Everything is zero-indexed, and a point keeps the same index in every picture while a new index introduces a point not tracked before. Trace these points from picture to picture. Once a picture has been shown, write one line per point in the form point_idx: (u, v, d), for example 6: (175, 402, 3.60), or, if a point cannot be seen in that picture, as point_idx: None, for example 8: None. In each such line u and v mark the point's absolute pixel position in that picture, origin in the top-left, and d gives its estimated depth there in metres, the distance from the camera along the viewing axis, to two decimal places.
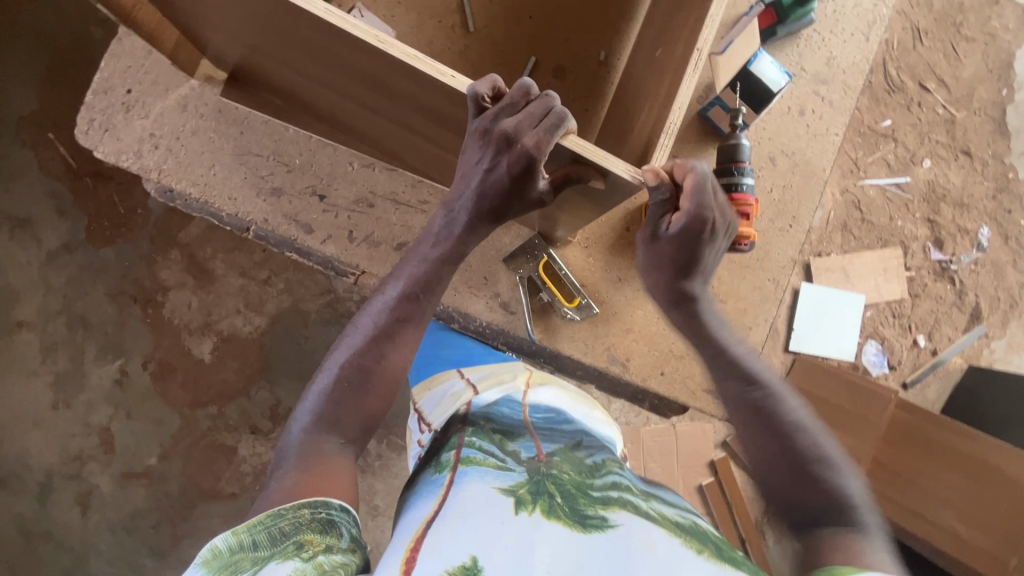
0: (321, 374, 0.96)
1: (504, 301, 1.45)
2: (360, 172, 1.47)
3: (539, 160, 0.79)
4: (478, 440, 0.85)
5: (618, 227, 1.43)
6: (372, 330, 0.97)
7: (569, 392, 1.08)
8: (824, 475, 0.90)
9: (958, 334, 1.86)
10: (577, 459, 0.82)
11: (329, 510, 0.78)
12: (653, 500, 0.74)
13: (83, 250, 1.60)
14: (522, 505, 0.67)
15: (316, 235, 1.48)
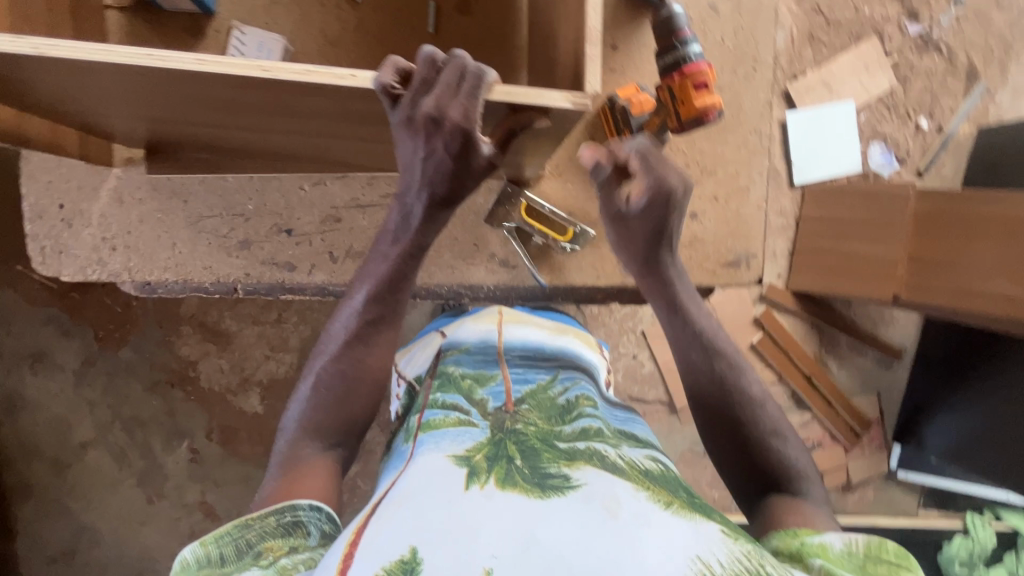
0: (303, 386, 0.92)
1: (503, 259, 1.46)
2: (314, 193, 1.47)
3: (473, 129, 0.76)
4: (443, 394, 0.89)
5: (583, 140, 1.42)
6: (351, 333, 0.91)
7: (549, 328, 1.11)
8: (774, 445, 0.93)
9: (959, 101, 1.78)
10: (549, 403, 0.85)
11: (297, 510, 0.73)
12: (622, 446, 0.76)
13: (104, 358, 1.64)
14: (474, 479, 0.66)
15: (301, 268, 1.49)
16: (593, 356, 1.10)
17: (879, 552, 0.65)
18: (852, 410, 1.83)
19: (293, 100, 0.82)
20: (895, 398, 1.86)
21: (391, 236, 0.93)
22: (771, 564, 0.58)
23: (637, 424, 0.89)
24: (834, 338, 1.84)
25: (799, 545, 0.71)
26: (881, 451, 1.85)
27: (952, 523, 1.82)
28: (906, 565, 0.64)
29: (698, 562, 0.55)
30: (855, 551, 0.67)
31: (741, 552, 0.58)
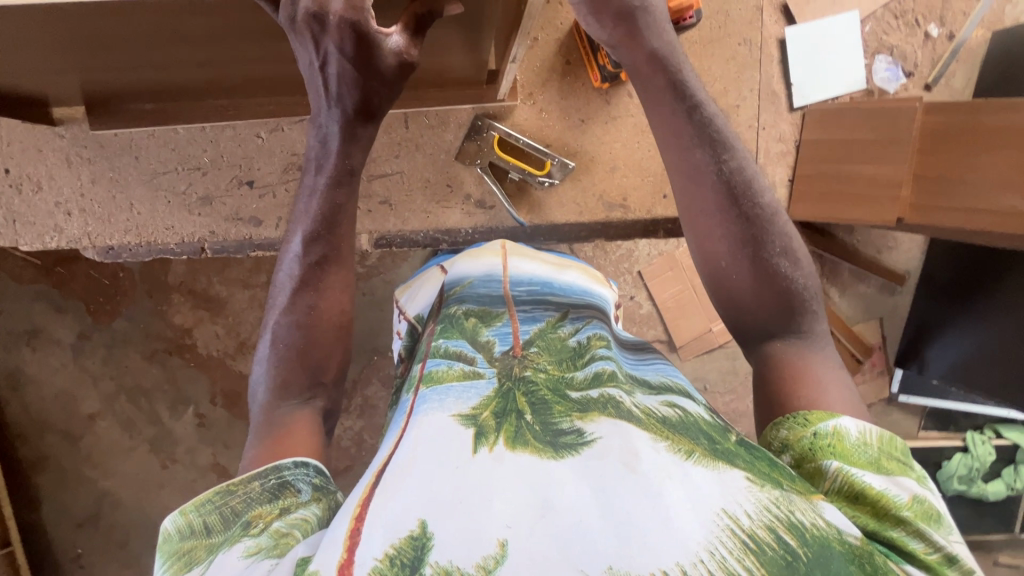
0: (261, 344, 0.84)
1: (479, 199, 1.18)
2: (272, 138, 1.09)
3: (363, 19, 0.69)
4: (445, 338, 0.81)
5: (561, 49, 1.13)
6: (299, 279, 0.84)
7: (552, 264, 1.04)
8: (784, 272, 0.79)
9: (973, 3, 1.64)
10: (558, 345, 0.80)
11: (281, 473, 0.68)
12: (637, 392, 0.70)
13: (99, 331, 1.63)
14: (482, 439, 0.62)
15: (266, 223, 1.13)
16: (601, 291, 1.03)
17: (891, 451, 0.63)
18: (853, 338, 1.81)
19: (239, 38, 0.76)
20: (897, 324, 1.85)
21: (322, 167, 0.84)
22: (800, 506, 0.55)
23: (653, 364, 0.82)
24: (835, 268, 1.82)
25: (811, 439, 0.65)
26: (881, 376, 1.86)
27: (954, 442, 1.85)
28: (911, 464, 0.63)
29: (725, 517, 0.52)
30: (870, 444, 0.63)
31: (769, 501, 0.54)
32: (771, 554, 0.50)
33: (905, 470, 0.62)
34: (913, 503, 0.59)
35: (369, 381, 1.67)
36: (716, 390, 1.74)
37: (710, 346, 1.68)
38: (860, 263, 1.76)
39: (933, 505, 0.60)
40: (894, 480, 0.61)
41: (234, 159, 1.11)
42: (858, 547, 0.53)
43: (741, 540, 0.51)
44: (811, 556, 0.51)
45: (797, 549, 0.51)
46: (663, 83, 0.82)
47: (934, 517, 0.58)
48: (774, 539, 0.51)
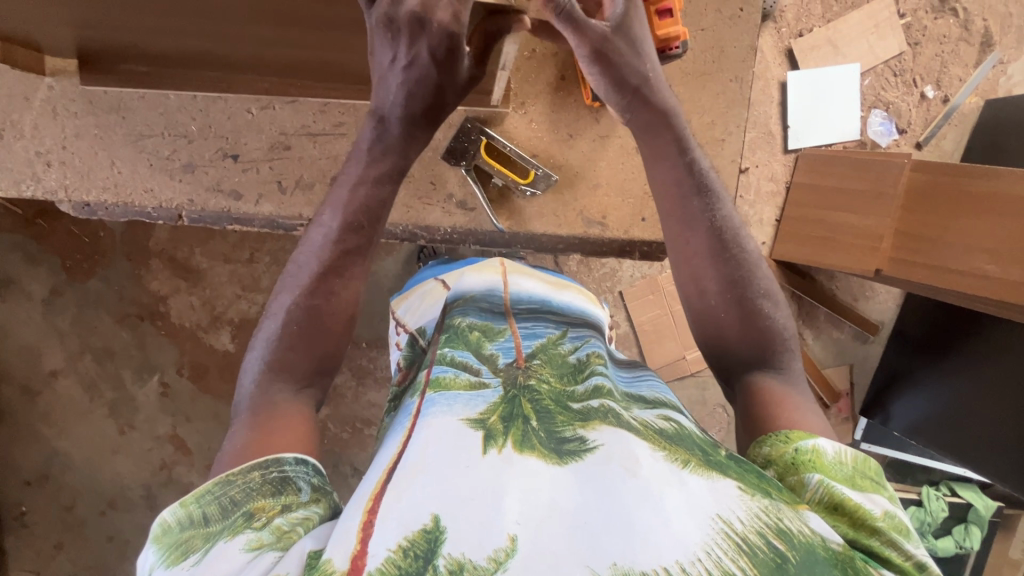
0: (263, 324, 0.78)
1: (461, 200, 1.12)
2: (262, 116, 1.09)
3: (461, 35, 0.70)
4: (450, 348, 0.76)
5: (552, 76, 1.10)
6: (324, 263, 0.79)
7: (551, 280, 0.98)
8: (767, 313, 0.79)
9: (970, 71, 1.70)
10: (559, 360, 0.76)
11: (282, 468, 0.63)
12: (634, 407, 0.69)
13: (72, 288, 1.61)
14: (492, 441, 0.60)
15: (247, 197, 1.11)
16: (595, 313, 0.96)
17: (866, 469, 0.63)
18: (823, 382, 1.82)
19: (237, 17, 0.77)
20: (866, 373, 1.87)
21: (376, 155, 0.82)
22: (788, 513, 0.54)
23: (646, 381, 0.79)
24: (812, 311, 1.84)
25: (793, 454, 0.64)
26: (846, 423, 1.88)
27: (909, 494, 1.86)
28: (885, 483, 0.63)
29: (720, 521, 0.52)
30: (846, 462, 0.63)
31: (760, 508, 0.54)
32: (762, 556, 0.50)
33: (880, 487, 0.62)
34: (885, 516, 0.58)
35: (339, 370, 1.65)
36: None
37: (682, 373, 1.69)
38: (836, 308, 1.79)
39: (903, 520, 0.59)
40: (868, 495, 0.60)
41: (222, 131, 1.09)
42: (840, 553, 0.53)
43: (736, 544, 0.50)
44: (798, 560, 0.50)
45: (787, 555, 0.50)
46: (666, 138, 0.83)
47: (906, 532, 0.58)
48: (766, 544, 0.51)
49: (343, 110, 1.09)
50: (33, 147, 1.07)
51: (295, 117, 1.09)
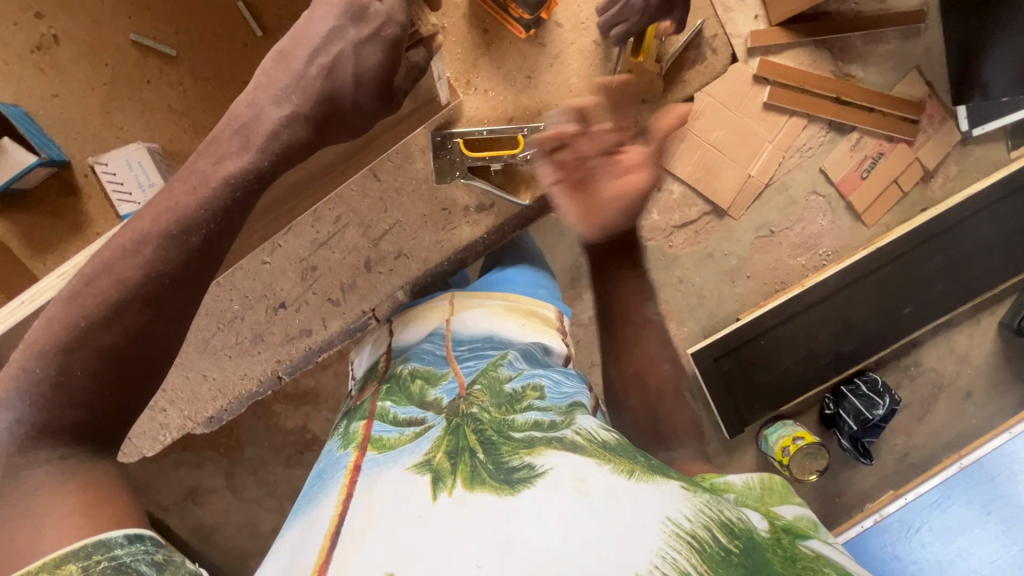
0: (24, 357, 0.61)
1: (478, 203, 0.90)
2: (277, 255, 0.91)
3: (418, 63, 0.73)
4: (393, 405, 0.72)
5: None
6: (92, 311, 0.62)
7: (496, 311, 0.91)
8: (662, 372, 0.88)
9: None
10: (497, 388, 0.70)
11: (114, 553, 0.51)
12: (576, 418, 0.65)
13: (242, 464, 1.66)
14: (440, 484, 0.53)
15: (319, 326, 0.96)
16: (542, 340, 0.88)
17: (773, 485, 0.71)
18: (901, 103, 1.58)
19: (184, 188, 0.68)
20: (936, 61, 1.59)
21: (233, 150, 0.69)
22: (727, 507, 0.57)
23: (581, 390, 0.80)
24: (847, 43, 1.58)
25: (708, 485, 0.72)
26: (946, 122, 1.61)
27: None
28: (790, 492, 0.71)
29: (670, 524, 0.50)
30: (754, 486, 0.70)
31: (702, 503, 0.55)
32: (712, 550, 0.49)
33: (789, 496, 0.70)
34: (797, 518, 0.66)
35: None
36: (785, 228, 1.66)
37: (756, 190, 1.61)
38: (867, 26, 1.54)
39: (811, 518, 0.67)
40: (777, 507, 0.68)
41: (255, 291, 0.93)
42: (768, 539, 0.56)
43: (688, 542, 0.49)
44: (740, 549, 0.51)
45: (731, 549, 0.51)
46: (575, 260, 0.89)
47: (816, 527, 0.66)
48: (712, 537, 0.51)
49: (332, 203, 0.89)
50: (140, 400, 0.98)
51: (301, 236, 0.91)
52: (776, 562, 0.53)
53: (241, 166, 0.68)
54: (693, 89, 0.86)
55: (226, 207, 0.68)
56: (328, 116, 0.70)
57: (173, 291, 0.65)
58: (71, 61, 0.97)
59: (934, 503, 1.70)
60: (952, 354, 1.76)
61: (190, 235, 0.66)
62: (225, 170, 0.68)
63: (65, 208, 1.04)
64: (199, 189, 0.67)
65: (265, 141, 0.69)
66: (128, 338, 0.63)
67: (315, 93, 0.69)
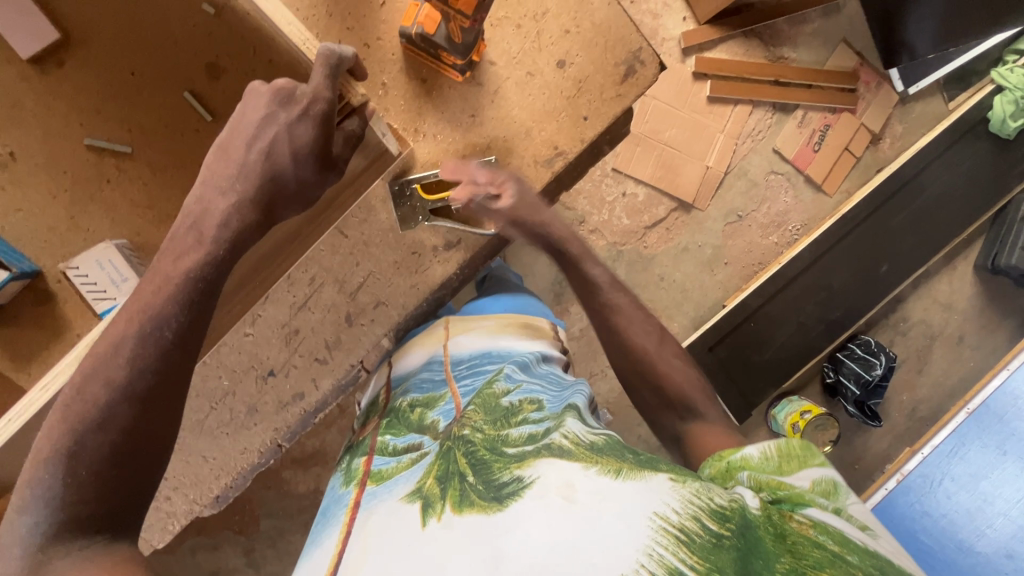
0: (28, 469, 0.61)
1: (446, 241, 0.92)
2: (258, 327, 0.93)
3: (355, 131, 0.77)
4: (393, 436, 0.78)
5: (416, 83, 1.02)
6: (83, 416, 0.62)
7: (492, 328, 0.95)
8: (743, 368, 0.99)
9: None
10: (492, 404, 0.73)
11: None
12: (567, 421, 0.68)
13: (259, 539, 1.62)
14: (430, 511, 0.57)
15: (311, 388, 0.96)
16: (538, 348, 0.92)
17: (792, 451, 0.68)
18: (834, 76, 1.65)
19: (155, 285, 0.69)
20: (861, 30, 1.66)
21: (190, 245, 0.71)
22: (719, 492, 0.61)
23: (575, 390, 0.82)
24: (775, 29, 1.64)
25: (727, 465, 0.71)
26: (882, 86, 1.68)
27: (986, 90, 1.65)
28: (813, 451, 0.68)
29: (657, 519, 0.52)
30: (771, 455, 0.68)
31: (691, 493, 0.58)
32: (700, 541, 0.52)
33: (807, 459, 0.67)
34: (814, 485, 0.64)
35: None
36: (751, 211, 1.71)
37: (717, 180, 1.67)
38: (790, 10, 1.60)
39: (830, 480, 0.65)
40: (794, 474, 0.65)
41: (242, 364, 0.94)
42: (759, 516, 0.59)
43: (674, 536, 0.51)
44: (730, 533, 0.55)
45: (722, 534, 0.54)
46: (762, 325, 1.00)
47: (835, 489, 0.64)
48: (700, 527, 0.53)
49: (305, 267, 0.91)
50: None
51: (279, 303, 0.92)
52: (768, 539, 0.57)
53: (198, 260, 0.70)
54: (631, 101, 0.89)
55: (192, 298, 0.69)
56: (274, 197, 0.74)
57: (161, 383, 0.66)
58: (31, 174, 0.93)
59: (951, 452, 1.71)
60: (936, 303, 1.80)
61: (163, 330, 0.67)
62: (185, 266, 0.70)
63: (42, 315, 0.96)
64: (162, 287, 0.69)
65: (218, 231, 0.71)
66: (125, 434, 0.63)
67: (257, 176, 0.72)
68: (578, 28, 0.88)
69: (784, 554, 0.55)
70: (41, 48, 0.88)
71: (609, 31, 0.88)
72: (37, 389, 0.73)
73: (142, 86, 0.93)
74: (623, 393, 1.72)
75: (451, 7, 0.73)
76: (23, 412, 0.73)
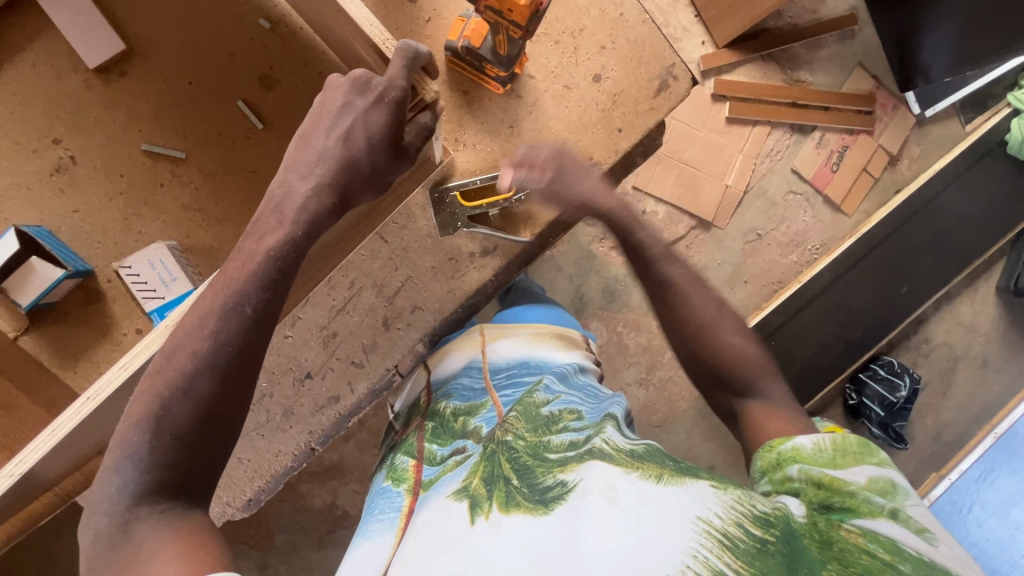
0: (121, 430, 0.64)
1: (482, 248, 0.94)
2: (298, 330, 0.94)
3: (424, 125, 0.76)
4: (439, 446, 0.77)
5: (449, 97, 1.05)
6: (149, 381, 0.65)
7: (529, 336, 0.95)
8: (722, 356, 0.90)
9: None
10: (533, 411, 0.72)
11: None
12: (607, 429, 0.67)
13: (271, 553, 1.59)
14: (478, 509, 0.57)
15: (347, 391, 0.97)
16: (574, 357, 0.92)
17: (848, 447, 0.70)
18: (853, 98, 1.67)
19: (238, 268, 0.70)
20: (877, 54, 1.69)
21: (272, 225, 0.72)
22: (761, 500, 0.61)
23: (614, 402, 0.81)
24: (792, 52, 1.68)
25: (778, 456, 0.73)
26: (899, 108, 1.71)
27: (1003, 114, 1.66)
28: (872, 449, 0.69)
29: (701, 523, 0.53)
30: (825, 448, 0.70)
31: (733, 500, 0.58)
32: (744, 547, 0.53)
33: (865, 457, 0.68)
34: (869, 483, 0.65)
35: None
36: (771, 229, 1.72)
37: (736, 200, 1.69)
38: (807, 35, 1.64)
39: (888, 481, 0.66)
40: (850, 469, 0.67)
41: (280, 366, 0.95)
42: (804, 524, 0.59)
43: (719, 540, 0.52)
44: (775, 538, 0.55)
45: (766, 539, 0.54)
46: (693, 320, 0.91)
47: (892, 489, 0.65)
48: (744, 533, 0.54)
49: (346, 272, 0.93)
50: None
51: (318, 305, 0.94)
52: (814, 549, 0.57)
53: (274, 240, 0.71)
54: (664, 113, 0.92)
55: (272, 277, 0.70)
56: (350, 182, 0.74)
57: (244, 359, 0.67)
58: (90, 178, 0.96)
59: (980, 479, 1.69)
60: (959, 325, 1.78)
61: (244, 306, 0.68)
62: (268, 245, 0.71)
63: (91, 315, 0.98)
64: (247, 264, 0.70)
65: (297, 212, 0.71)
66: (208, 404, 0.65)
67: (334, 161, 0.72)
68: (614, 45, 0.91)
69: (830, 560, 0.56)
70: (106, 60, 0.93)
71: (643, 48, 0.91)
72: (118, 367, 0.72)
73: (198, 94, 0.97)
74: (642, 410, 1.70)
75: (505, 18, 0.76)
76: (99, 392, 0.71)
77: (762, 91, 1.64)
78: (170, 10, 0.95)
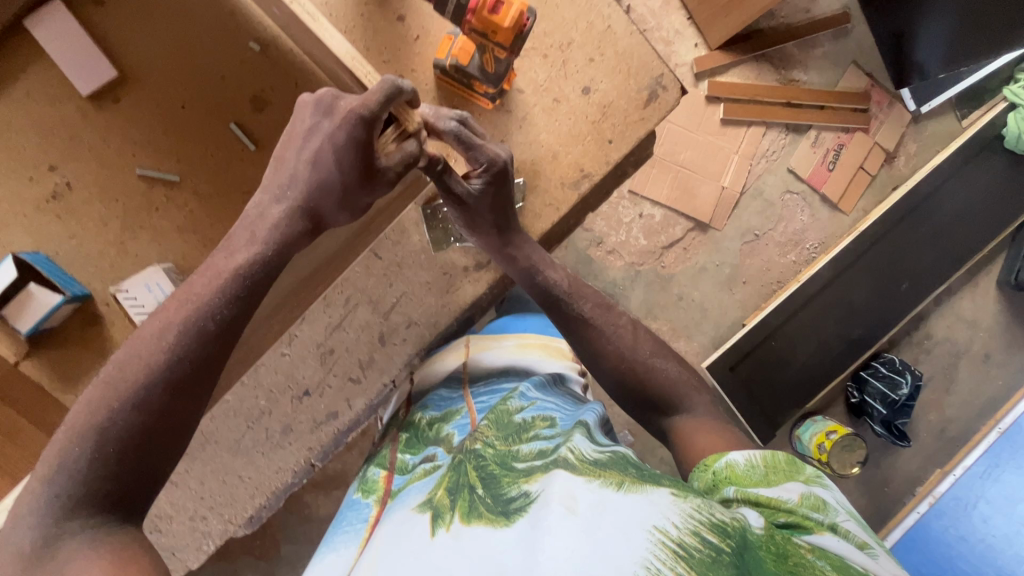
0: (62, 438, 0.64)
1: (475, 262, 0.95)
2: (295, 348, 0.95)
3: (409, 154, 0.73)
4: (412, 456, 0.78)
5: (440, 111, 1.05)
6: (125, 394, 0.65)
7: (512, 347, 0.97)
8: (664, 368, 0.86)
9: None
10: (505, 421, 0.73)
11: None
12: (575, 436, 0.65)
13: (278, 563, 1.60)
14: (439, 521, 0.57)
15: (345, 407, 0.98)
16: (556, 366, 0.95)
17: (778, 464, 0.67)
18: (846, 97, 1.67)
19: (209, 284, 0.71)
20: (871, 52, 1.69)
21: (241, 245, 0.73)
22: (719, 507, 0.57)
23: (591, 409, 0.79)
24: (785, 52, 1.67)
25: (714, 477, 0.68)
26: (894, 105, 1.70)
27: (1000, 108, 1.65)
28: (800, 466, 0.67)
29: (656, 533, 0.50)
30: (758, 465, 0.67)
31: (692, 507, 0.54)
32: (699, 556, 0.50)
33: (794, 474, 0.65)
34: (803, 499, 0.62)
35: None
36: (768, 230, 1.72)
37: (732, 201, 1.69)
38: (800, 34, 1.64)
39: (821, 497, 0.63)
40: (783, 486, 0.64)
41: (279, 384, 0.96)
42: (761, 536, 0.56)
43: (673, 551, 0.49)
44: (730, 548, 0.52)
45: (721, 548, 0.51)
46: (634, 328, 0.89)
47: (825, 505, 0.62)
48: (700, 542, 0.51)
49: (342, 289, 0.94)
50: (183, 510, 0.97)
51: (315, 323, 0.95)
52: (770, 563, 0.53)
53: (248, 260, 0.72)
54: (654, 123, 0.92)
55: (239, 296, 0.71)
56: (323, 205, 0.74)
57: (200, 369, 0.68)
58: (86, 204, 0.98)
59: (984, 474, 1.67)
60: (960, 321, 1.78)
61: (205, 320, 0.69)
62: (237, 264, 0.72)
63: (89, 338, 0.99)
64: (214, 283, 0.71)
65: (268, 235, 0.73)
66: (156, 416, 0.65)
67: (307, 185, 0.73)
68: (602, 57, 0.92)
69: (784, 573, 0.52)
70: (99, 87, 0.94)
71: (631, 59, 0.91)
72: None
73: (190, 118, 0.98)
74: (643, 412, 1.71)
75: (490, 41, 0.76)
76: None
77: (756, 92, 1.64)
78: (162, 35, 0.96)
